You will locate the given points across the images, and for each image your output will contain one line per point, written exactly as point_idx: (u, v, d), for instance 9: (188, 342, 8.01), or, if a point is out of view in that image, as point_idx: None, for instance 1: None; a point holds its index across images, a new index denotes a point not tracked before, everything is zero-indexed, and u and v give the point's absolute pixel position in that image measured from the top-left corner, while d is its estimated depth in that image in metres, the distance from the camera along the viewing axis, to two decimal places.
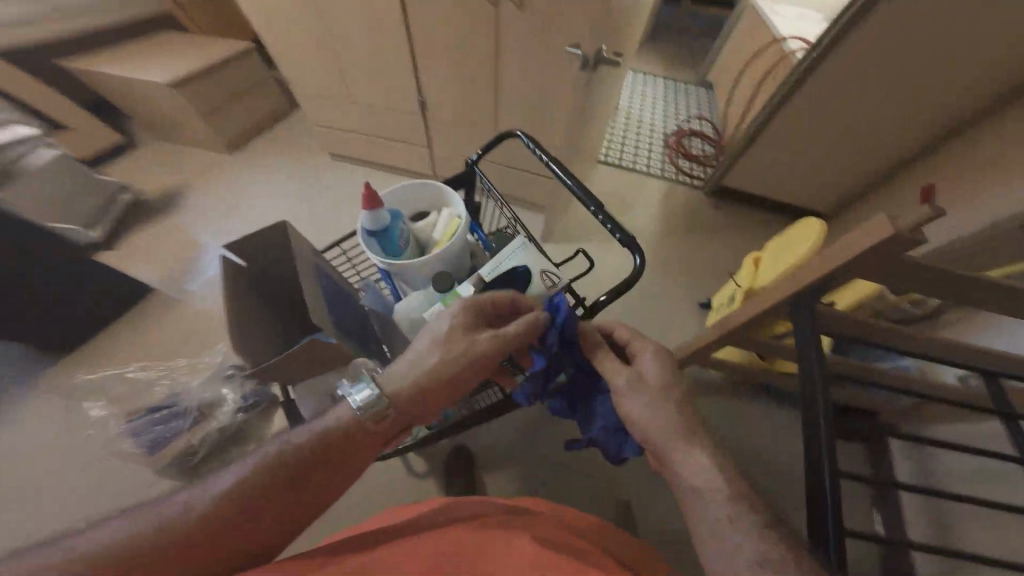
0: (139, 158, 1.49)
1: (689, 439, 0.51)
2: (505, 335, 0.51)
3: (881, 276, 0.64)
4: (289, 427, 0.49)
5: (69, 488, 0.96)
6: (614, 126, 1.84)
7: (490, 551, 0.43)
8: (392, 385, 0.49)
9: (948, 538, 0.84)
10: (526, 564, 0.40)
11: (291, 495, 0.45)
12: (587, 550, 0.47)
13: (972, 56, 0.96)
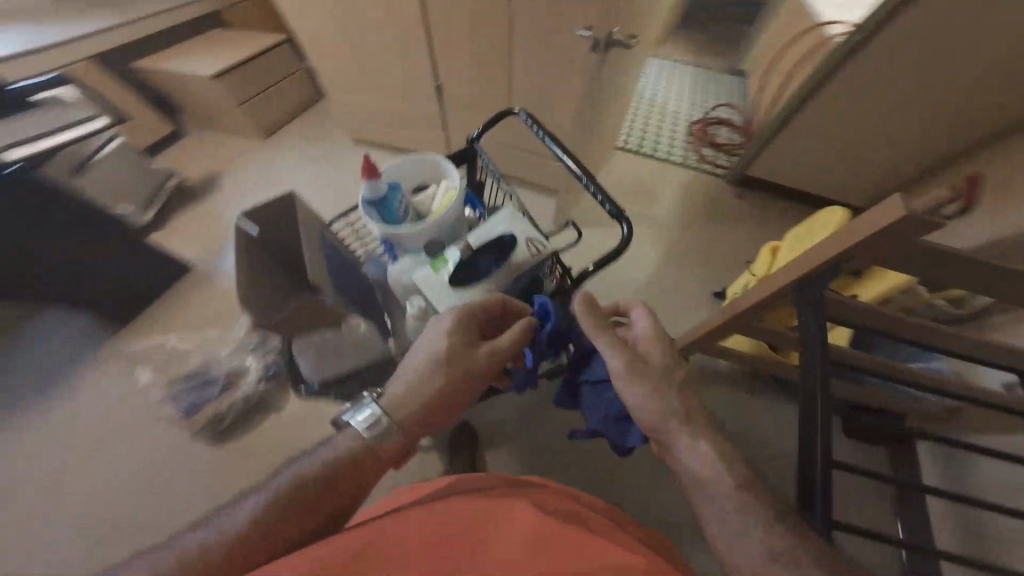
0: (186, 146, 1.56)
1: (686, 425, 0.51)
2: (501, 346, 0.54)
3: (895, 260, 0.62)
4: (297, 456, 0.50)
5: (101, 464, 0.99)
6: (636, 112, 1.81)
7: (495, 517, 0.44)
8: (396, 409, 0.51)
9: (981, 549, 0.81)
10: (528, 536, 0.40)
11: (302, 516, 0.45)
12: (598, 524, 0.47)
13: (973, 56, 0.97)
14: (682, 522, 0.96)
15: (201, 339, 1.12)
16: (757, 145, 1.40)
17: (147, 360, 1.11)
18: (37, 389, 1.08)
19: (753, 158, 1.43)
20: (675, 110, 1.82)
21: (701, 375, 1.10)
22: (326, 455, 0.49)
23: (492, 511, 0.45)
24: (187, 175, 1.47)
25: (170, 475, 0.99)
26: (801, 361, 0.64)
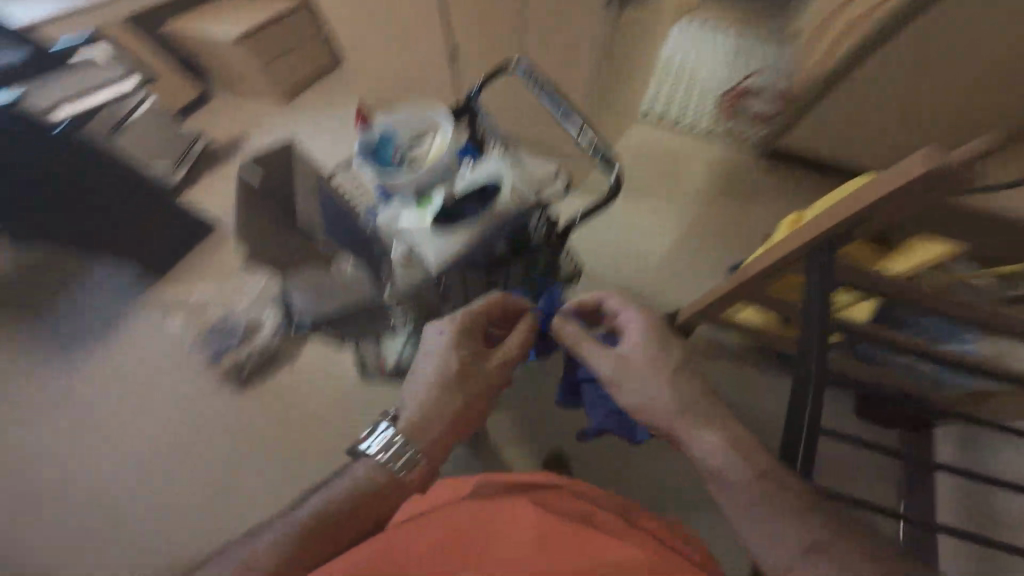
0: (213, 110, 1.60)
1: (699, 424, 0.57)
2: (507, 352, 0.65)
3: (902, 218, 0.63)
4: (324, 482, 0.58)
5: (143, 401, 1.10)
6: (660, 76, 1.59)
7: (501, 519, 0.54)
8: (420, 422, 0.59)
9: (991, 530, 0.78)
10: (531, 531, 0.51)
11: (322, 543, 0.53)
12: (595, 518, 0.57)
13: (973, 57, 1.00)
14: (672, 492, 0.98)
15: (223, 291, 1.20)
16: (791, 115, 1.30)
17: (178, 309, 1.19)
18: (81, 336, 1.16)
19: (791, 124, 1.31)
20: (707, 71, 1.59)
21: (706, 350, 1.08)
22: (344, 483, 0.57)
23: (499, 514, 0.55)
24: (214, 138, 1.52)
25: (201, 414, 1.09)
26: (802, 330, 0.62)
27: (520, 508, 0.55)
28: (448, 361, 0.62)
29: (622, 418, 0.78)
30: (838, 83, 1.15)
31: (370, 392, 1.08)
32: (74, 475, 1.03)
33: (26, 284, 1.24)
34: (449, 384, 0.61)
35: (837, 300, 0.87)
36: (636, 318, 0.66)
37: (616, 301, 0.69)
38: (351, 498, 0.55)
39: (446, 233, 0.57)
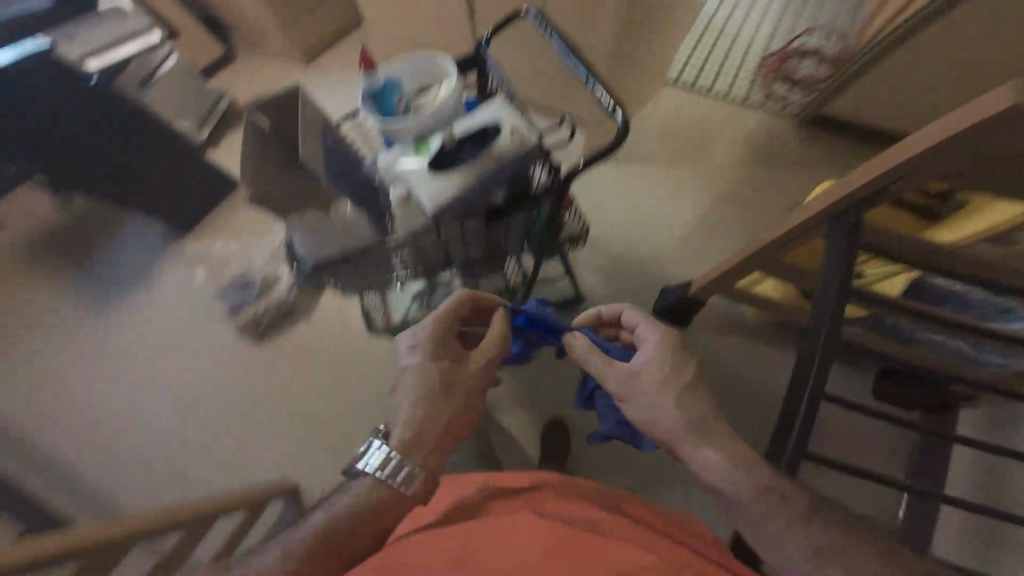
0: (236, 69, 1.62)
1: (689, 408, 0.55)
2: (489, 347, 0.63)
3: (947, 177, 0.56)
4: (326, 497, 0.55)
5: (161, 351, 1.14)
6: (696, 36, 1.48)
7: (489, 527, 0.49)
8: (410, 429, 0.57)
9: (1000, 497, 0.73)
10: (530, 542, 0.45)
11: (328, 558, 0.49)
12: (612, 525, 0.50)
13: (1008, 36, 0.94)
14: (671, 462, 0.97)
15: (242, 244, 1.24)
16: (843, 79, 1.19)
17: (202, 262, 1.24)
18: (116, 287, 1.22)
19: (842, 87, 1.20)
20: (750, 31, 1.46)
21: (719, 325, 1.04)
22: (345, 495, 0.54)
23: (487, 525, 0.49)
24: (238, 98, 1.54)
25: (220, 363, 1.12)
26: (817, 300, 0.59)
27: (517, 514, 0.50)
28: (423, 367, 0.60)
29: (634, 431, 0.68)
30: (899, 42, 1.05)
31: (375, 349, 1.11)
32: (108, 418, 1.09)
33: (65, 235, 1.31)
34: (433, 397, 0.58)
35: (868, 274, 0.83)
36: (661, 336, 0.60)
37: (634, 314, 0.64)
38: (352, 513, 0.52)
39: (444, 172, 0.56)
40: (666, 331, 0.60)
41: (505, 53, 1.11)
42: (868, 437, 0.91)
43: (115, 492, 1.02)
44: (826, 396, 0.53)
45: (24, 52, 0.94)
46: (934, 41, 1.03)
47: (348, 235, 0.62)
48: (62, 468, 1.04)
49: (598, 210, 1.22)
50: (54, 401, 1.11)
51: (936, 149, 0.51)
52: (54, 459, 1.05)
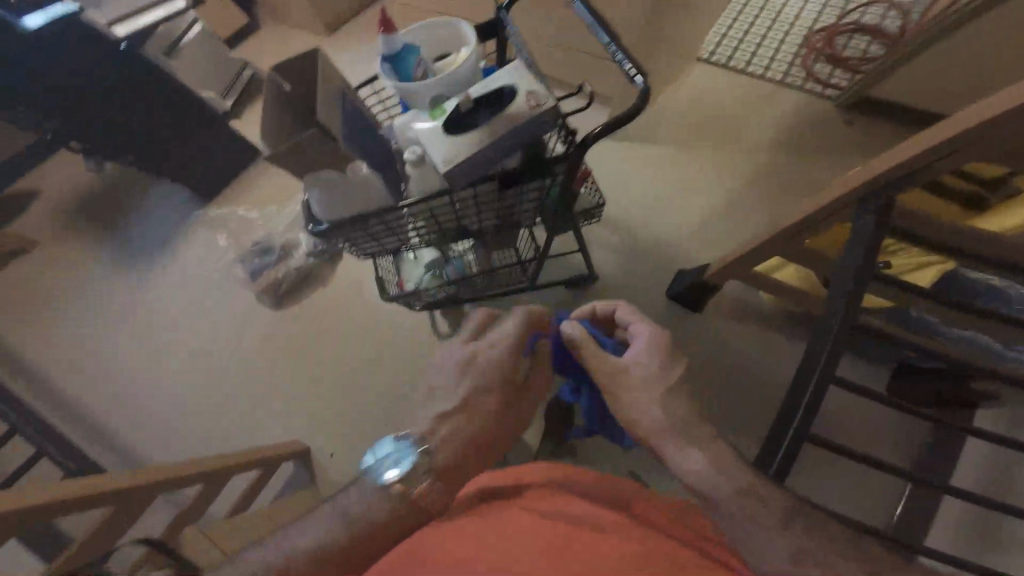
0: (261, 40, 1.63)
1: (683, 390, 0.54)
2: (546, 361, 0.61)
3: (986, 157, 0.53)
4: (328, 505, 0.51)
5: (182, 316, 1.18)
6: (734, 13, 1.42)
7: (489, 525, 0.45)
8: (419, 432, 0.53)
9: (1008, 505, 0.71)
10: (537, 537, 0.42)
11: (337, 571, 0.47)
12: (619, 520, 0.47)
13: None
14: None
15: (262, 212, 1.27)
16: (896, 57, 1.09)
17: (222, 228, 1.27)
18: (144, 252, 1.27)
19: (885, 74, 1.13)
20: (790, 11, 1.41)
21: (732, 312, 1.02)
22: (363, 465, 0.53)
23: (480, 522, 0.46)
24: (262, 67, 1.55)
25: (236, 330, 1.15)
26: (830, 290, 0.56)
27: (510, 511, 0.48)
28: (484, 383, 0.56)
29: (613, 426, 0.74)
30: (955, 28, 0.99)
31: (382, 325, 1.09)
32: (129, 376, 1.13)
33: (97, 198, 1.37)
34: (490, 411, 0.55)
35: (894, 265, 0.79)
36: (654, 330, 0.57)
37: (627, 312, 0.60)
38: (370, 503, 0.49)
39: (459, 133, 0.56)
40: (658, 330, 0.56)
41: (527, 19, 1.08)
42: (879, 430, 0.89)
43: (131, 449, 1.07)
44: (835, 379, 0.51)
45: (52, 16, 0.94)
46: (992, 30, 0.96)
47: (367, 197, 0.62)
48: (87, 421, 1.10)
49: (616, 191, 1.20)
50: (84, 357, 1.16)
51: (978, 129, 0.49)
52: (78, 414, 1.10)
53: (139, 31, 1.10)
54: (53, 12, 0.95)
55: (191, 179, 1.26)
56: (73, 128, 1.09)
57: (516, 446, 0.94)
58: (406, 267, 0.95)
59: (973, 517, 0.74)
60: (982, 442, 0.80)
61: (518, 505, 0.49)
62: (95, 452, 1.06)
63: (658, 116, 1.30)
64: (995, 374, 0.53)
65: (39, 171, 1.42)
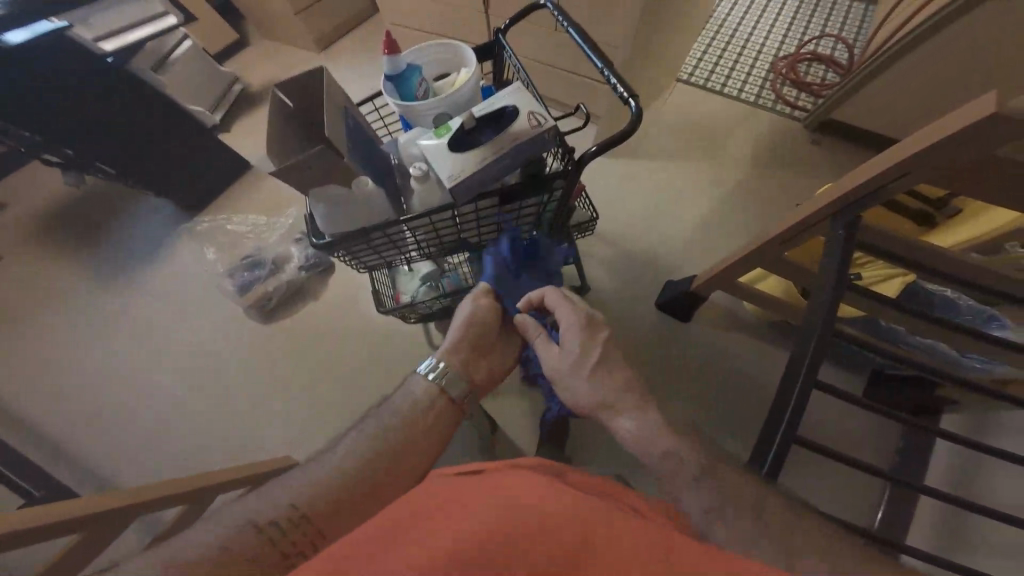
0: (252, 56, 1.64)
1: None
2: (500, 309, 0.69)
3: (944, 180, 0.56)
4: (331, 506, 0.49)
5: (170, 327, 1.15)
6: (710, 39, 1.50)
7: (487, 492, 0.40)
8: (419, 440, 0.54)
9: (968, 492, 0.74)
10: (534, 494, 0.39)
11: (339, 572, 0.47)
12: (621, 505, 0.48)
13: (1007, 46, 0.93)
14: None
15: (253, 225, 1.26)
16: (854, 83, 1.16)
17: (211, 241, 1.25)
18: (129, 264, 1.24)
19: (847, 98, 1.19)
20: (761, 37, 1.49)
21: (718, 322, 1.06)
22: (369, 423, 0.56)
23: (481, 480, 0.42)
24: (252, 82, 1.56)
25: (225, 341, 1.12)
26: (810, 300, 0.58)
27: (518, 475, 0.42)
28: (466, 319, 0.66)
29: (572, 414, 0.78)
30: (902, 55, 1.05)
31: (377, 337, 1.09)
32: (107, 392, 1.08)
33: (77, 211, 1.34)
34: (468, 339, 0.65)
35: (865, 277, 0.84)
36: (574, 318, 0.60)
37: (557, 296, 0.63)
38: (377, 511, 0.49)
39: (463, 151, 0.58)
40: (581, 311, 0.60)
41: (533, 42, 1.11)
42: (862, 436, 0.93)
43: (100, 474, 1.00)
44: (818, 384, 0.52)
45: (39, 32, 0.93)
46: (939, 59, 1.02)
47: (368, 210, 0.61)
48: (55, 442, 1.03)
49: (606, 204, 1.23)
50: (55, 373, 1.11)
51: (936, 149, 0.51)
52: (44, 436, 1.04)
53: (128, 47, 1.10)
54: (38, 27, 0.94)
55: (187, 182, 1.25)
56: (61, 137, 1.05)
57: (511, 457, 0.94)
58: (402, 279, 0.96)
59: (946, 518, 0.75)
60: (950, 444, 0.83)
61: (528, 468, 0.44)
62: (59, 476, 0.99)
63: (645, 133, 1.35)
64: (963, 380, 0.54)
65: (17, 185, 1.39)
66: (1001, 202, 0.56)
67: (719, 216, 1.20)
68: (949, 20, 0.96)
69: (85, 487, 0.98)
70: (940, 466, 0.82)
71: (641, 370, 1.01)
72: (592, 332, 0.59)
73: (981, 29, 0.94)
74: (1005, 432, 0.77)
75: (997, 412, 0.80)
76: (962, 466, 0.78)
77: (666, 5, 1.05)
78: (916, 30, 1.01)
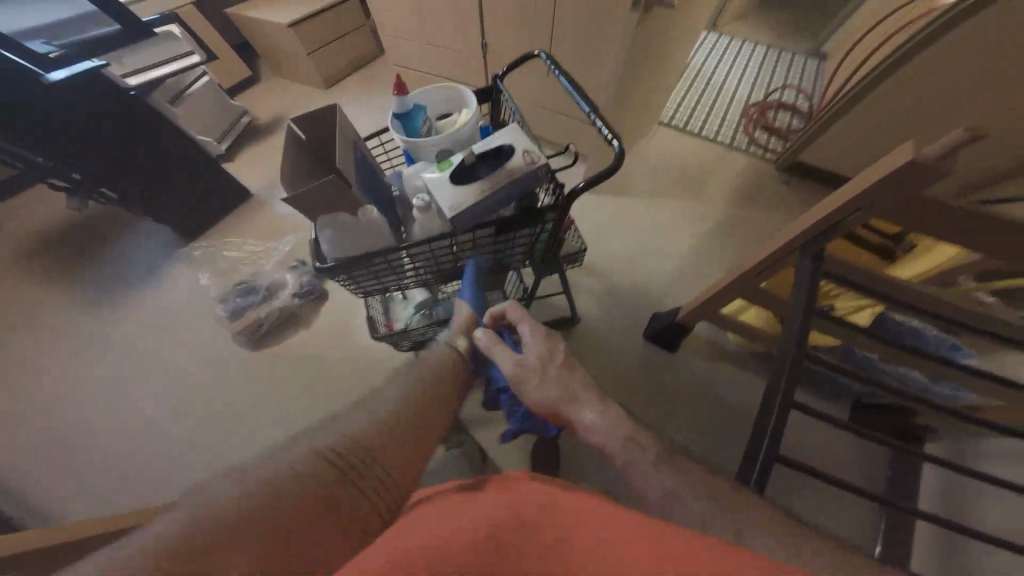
0: (260, 92, 1.72)
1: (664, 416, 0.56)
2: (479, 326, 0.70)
3: (893, 218, 0.61)
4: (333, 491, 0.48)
5: (159, 350, 1.13)
6: (691, 87, 1.63)
7: (477, 504, 0.41)
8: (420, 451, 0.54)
9: (959, 517, 0.75)
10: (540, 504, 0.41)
11: None
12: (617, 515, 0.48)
13: (953, 102, 1.02)
14: None
15: (250, 252, 1.28)
16: (814, 129, 1.27)
17: (208, 267, 1.26)
18: (118, 287, 1.24)
19: (811, 140, 1.29)
20: (735, 86, 1.63)
21: (703, 352, 1.09)
22: None
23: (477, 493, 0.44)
24: (259, 116, 1.63)
25: (215, 364, 1.11)
26: (784, 326, 0.62)
27: (520, 493, 0.44)
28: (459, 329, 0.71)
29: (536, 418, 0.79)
30: (856, 101, 1.14)
31: (369, 360, 1.09)
32: (91, 404, 1.06)
33: (78, 234, 1.35)
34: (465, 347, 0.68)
35: (838, 307, 0.90)
36: (533, 331, 0.65)
37: (518, 312, 0.68)
38: None
39: (463, 184, 0.62)
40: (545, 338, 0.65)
41: (530, 85, 1.21)
42: (849, 461, 0.95)
43: (65, 498, 0.95)
44: (795, 405, 0.54)
45: (76, 70, 0.95)
46: (889, 107, 1.11)
47: (372, 237, 0.64)
48: (27, 462, 0.99)
49: (596, 235, 1.30)
50: (32, 392, 1.08)
51: (879, 192, 0.57)
52: (13, 458, 0.99)
53: (150, 82, 1.12)
54: (76, 64, 0.96)
55: (188, 183, 1.25)
56: (61, 141, 1.03)
57: None
58: (395, 307, 1.00)
59: (945, 548, 0.75)
60: (935, 470, 0.85)
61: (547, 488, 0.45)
62: (30, 499, 0.95)
63: (632, 170, 1.44)
64: (937, 405, 0.57)
65: (20, 205, 1.41)
66: (943, 241, 0.61)
67: (702, 249, 1.27)
68: (902, 61, 1.03)
69: (56, 510, 0.93)
70: (929, 491, 0.84)
71: (630, 396, 1.03)
72: (549, 345, 0.64)
73: (918, 77, 1.03)
74: (985, 458, 0.79)
75: (977, 440, 0.83)
76: (955, 497, 0.79)
77: (657, 42, 1.12)
78: (875, 71, 1.08)
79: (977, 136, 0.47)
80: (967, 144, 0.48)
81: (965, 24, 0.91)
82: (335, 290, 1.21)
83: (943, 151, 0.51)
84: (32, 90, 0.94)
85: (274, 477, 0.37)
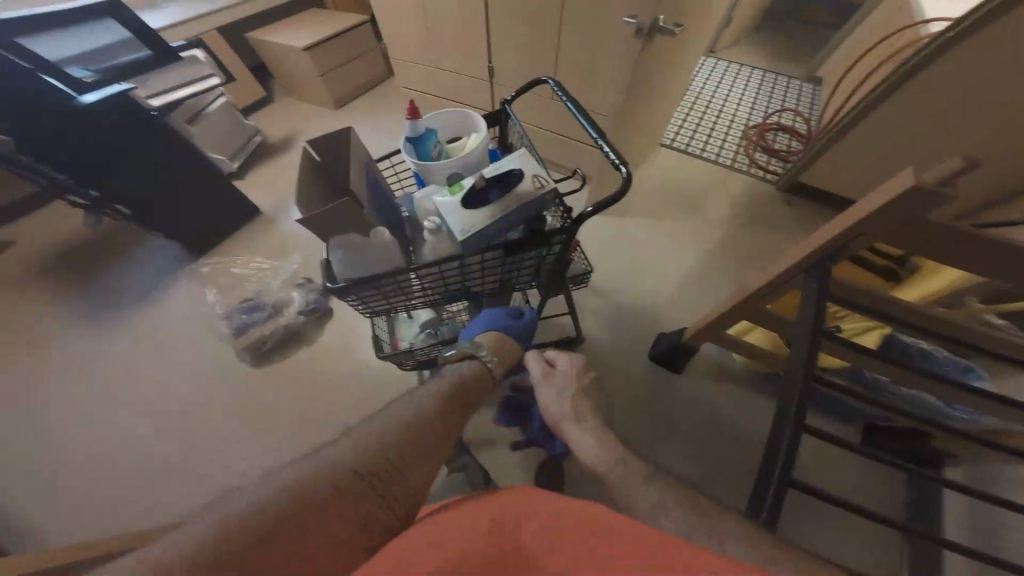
0: (272, 112, 1.76)
1: None
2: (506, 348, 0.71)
3: (896, 241, 0.62)
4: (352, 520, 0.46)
5: (163, 366, 1.13)
6: (691, 110, 1.67)
7: (486, 527, 0.40)
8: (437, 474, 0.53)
9: (985, 544, 0.73)
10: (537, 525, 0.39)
11: None
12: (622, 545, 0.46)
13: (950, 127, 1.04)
14: None
15: (257, 269, 1.29)
16: (814, 151, 1.29)
17: (214, 283, 1.27)
18: (125, 302, 1.25)
19: (810, 162, 1.31)
20: (734, 108, 1.66)
21: (707, 372, 1.09)
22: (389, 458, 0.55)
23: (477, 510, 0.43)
24: (270, 135, 1.66)
25: (218, 380, 1.10)
26: (793, 347, 0.62)
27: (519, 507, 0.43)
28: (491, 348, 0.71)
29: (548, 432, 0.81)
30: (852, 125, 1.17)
31: (374, 378, 1.08)
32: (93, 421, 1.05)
33: (89, 250, 1.37)
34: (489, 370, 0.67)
35: (845, 329, 0.90)
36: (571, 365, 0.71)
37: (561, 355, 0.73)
38: None
39: (473, 207, 0.63)
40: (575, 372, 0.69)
41: (537, 109, 1.24)
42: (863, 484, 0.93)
43: (59, 517, 0.93)
44: (808, 427, 0.53)
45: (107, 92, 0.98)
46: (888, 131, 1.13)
47: (383, 257, 0.64)
48: (21, 477, 0.97)
49: (601, 254, 1.31)
50: (23, 401, 1.08)
51: (881, 216, 0.57)
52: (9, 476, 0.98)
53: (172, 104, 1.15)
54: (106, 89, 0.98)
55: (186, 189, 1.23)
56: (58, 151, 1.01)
57: None
58: (400, 326, 1.01)
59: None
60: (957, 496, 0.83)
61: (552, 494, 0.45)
62: (24, 518, 0.93)
63: (635, 190, 1.46)
64: (956, 429, 0.56)
65: (34, 221, 1.43)
66: (948, 264, 0.61)
67: (705, 268, 1.27)
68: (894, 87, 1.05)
69: (50, 529, 0.91)
70: (952, 518, 0.82)
71: (634, 415, 1.02)
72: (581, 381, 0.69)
73: (914, 102, 1.05)
74: (1008, 483, 0.77)
75: (998, 465, 0.81)
76: (979, 525, 0.77)
77: (660, 66, 1.15)
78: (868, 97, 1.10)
79: (973, 163, 0.48)
80: (964, 170, 0.49)
81: (952, 51, 0.93)
82: (340, 308, 1.21)
83: (941, 178, 0.52)
84: (24, 104, 0.92)
85: (249, 511, 0.38)
